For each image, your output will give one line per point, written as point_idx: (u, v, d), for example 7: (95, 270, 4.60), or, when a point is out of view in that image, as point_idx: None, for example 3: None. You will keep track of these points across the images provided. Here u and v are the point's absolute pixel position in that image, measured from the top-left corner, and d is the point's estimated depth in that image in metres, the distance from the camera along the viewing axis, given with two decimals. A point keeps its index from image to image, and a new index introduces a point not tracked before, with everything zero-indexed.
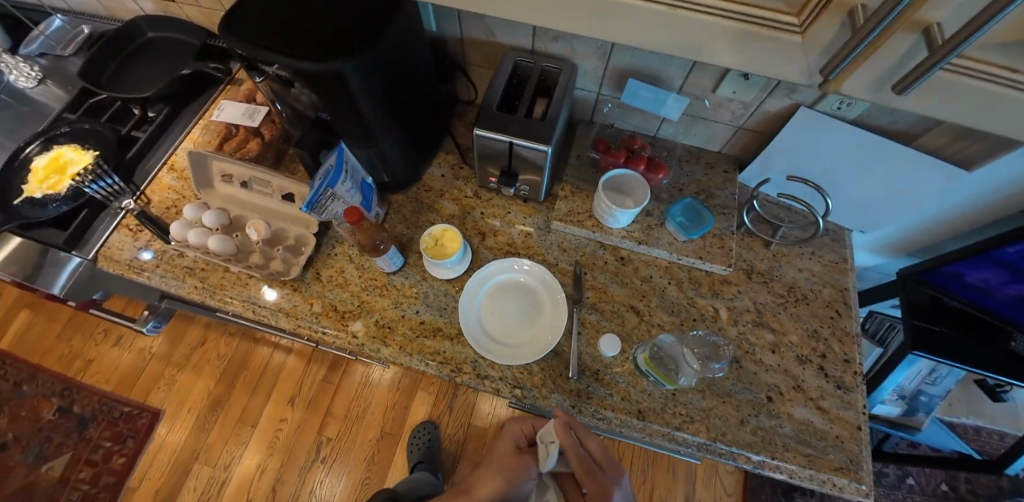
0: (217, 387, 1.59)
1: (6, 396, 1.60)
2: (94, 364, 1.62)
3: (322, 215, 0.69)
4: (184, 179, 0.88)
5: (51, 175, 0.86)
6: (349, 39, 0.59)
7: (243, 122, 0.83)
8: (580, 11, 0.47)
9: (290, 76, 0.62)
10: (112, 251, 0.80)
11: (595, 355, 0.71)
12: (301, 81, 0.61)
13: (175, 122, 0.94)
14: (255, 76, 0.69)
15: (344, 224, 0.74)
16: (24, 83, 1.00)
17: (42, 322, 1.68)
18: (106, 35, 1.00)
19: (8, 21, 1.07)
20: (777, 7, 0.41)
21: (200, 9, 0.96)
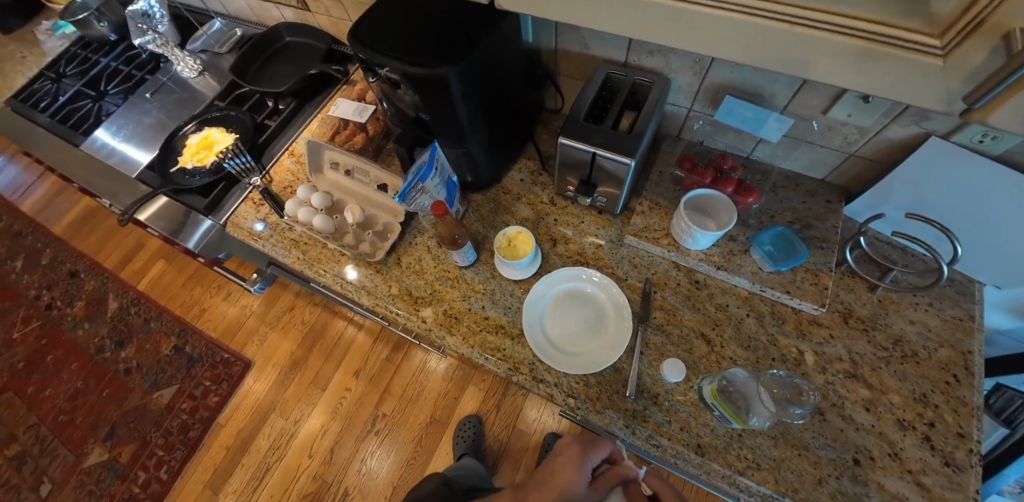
0: (298, 349, 1.78)
1: (137, 329, 1.91)
2: (206, 313, 1.90)
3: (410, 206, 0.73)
4: (300, 164, 1.00)
5: (200, 150, 1.03)
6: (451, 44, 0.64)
7: (354, 118, 0.95)
8: (650, 22, 0.42)
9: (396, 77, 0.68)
10: (238, 220, 0.93)
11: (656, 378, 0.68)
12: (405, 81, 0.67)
13: (298, 115, 1.08)
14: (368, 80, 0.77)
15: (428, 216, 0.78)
16: (190, 73, 1.20)
17: (173, 272, 2.01)
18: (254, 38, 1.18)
19: (180, 21, 1.29)
20: (906, 20, 0.33)
21: (330, 17, 1.10)
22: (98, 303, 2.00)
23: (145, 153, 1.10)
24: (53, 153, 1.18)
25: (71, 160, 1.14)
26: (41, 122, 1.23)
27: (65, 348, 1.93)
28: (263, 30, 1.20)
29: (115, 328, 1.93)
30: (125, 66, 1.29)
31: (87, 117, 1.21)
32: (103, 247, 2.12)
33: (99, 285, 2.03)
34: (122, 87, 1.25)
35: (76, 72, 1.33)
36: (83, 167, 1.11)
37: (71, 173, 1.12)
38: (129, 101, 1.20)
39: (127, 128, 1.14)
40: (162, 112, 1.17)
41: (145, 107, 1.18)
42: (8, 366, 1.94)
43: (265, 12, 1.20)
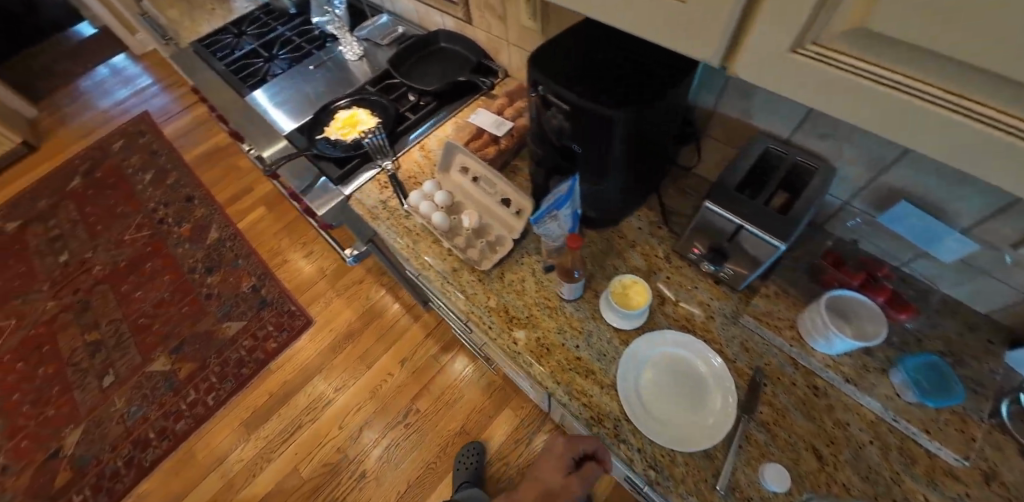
0: (356, 322, 1.85)
1: (225, 262, 2.09)
2: (286, 265, 2.05)
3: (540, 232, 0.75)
4: (428, 159, 1.06)
5: (345, 126, 1.12)
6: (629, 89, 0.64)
7: (491, 130, 0.99)
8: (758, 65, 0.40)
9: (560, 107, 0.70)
10: (362, 196, 1.01)
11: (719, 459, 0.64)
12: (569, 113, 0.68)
13: (435, 113, 1.15)
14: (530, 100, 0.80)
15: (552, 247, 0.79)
16: (351, 56, 1.32)
17: (270, 220, 2.21)
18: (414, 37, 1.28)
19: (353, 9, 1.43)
20: None
21: (488, 34, 1.17)
22: (201, 229, 2.22)
23: (297, 117, 1.21)
24: (218, 95, 1.32)
25: (232, 106, 1.27)
26: (218, 69, 1.39)
27: (163, 260, 2.14)
28: (423, 33, 1.30)
29: (209, 255, 2.12)
30: (296, 37, 1.45)
31: (256, 74, 1.36)
32: (219, 182, 2.37)
33: (207, 214, 2.26)
34: (290, 55, 1.39)
35: (255, 33, 1.51)
36: (241, 115, 1.23)
37: (230, 117, 1.24)
38: (295, 69, 1.34)
39: (287, 92, 1.27)
40: (320, 84, 1.29)
41: (306, 77, 1.31)
42: (113, 262, 2.18)
43: (429, 17, 1.30)
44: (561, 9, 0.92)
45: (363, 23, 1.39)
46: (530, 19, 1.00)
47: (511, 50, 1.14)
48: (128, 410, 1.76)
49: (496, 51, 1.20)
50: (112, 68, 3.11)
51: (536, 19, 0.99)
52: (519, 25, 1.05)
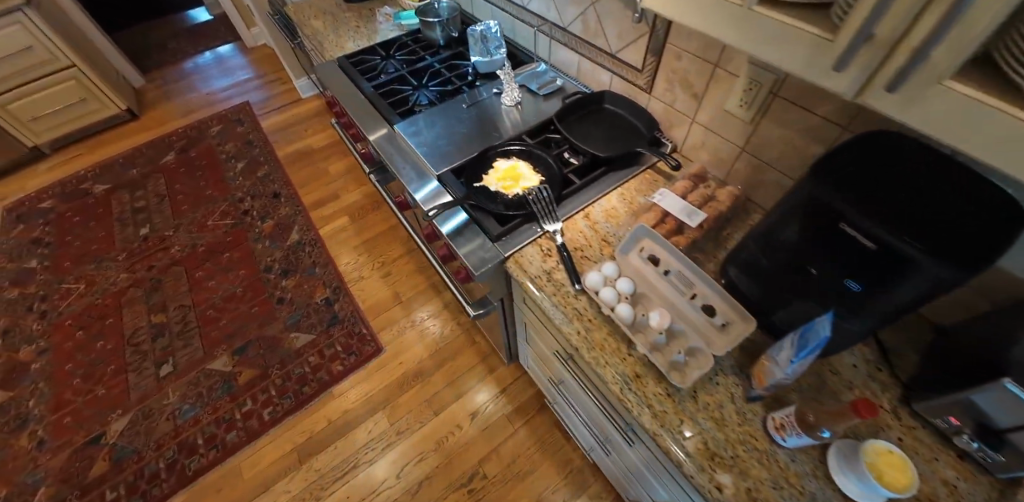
0: (427, 359, 1.75)
1: (301, 268, 2.03)
2: (362, 282, 1.97)
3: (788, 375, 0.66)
4: (595, 231, 0.98)
5: (507, 178, 1.05)
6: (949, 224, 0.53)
7: (683, 218, 0.91)
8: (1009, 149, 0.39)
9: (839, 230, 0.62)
10: (523, 259, 0.93)
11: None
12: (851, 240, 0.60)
13: (600, 181, 1.07)
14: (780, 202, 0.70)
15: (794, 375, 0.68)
16: (508, 102, 1.27)
17: (352, 232, 2.17)
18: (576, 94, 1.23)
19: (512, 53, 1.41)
20: None
21: (668, 105, 1.09)
22: (282, 228, 2.18)
23: (448, 155, 1.15)
24: (366, 119, 1.29)
25: (383, 135, 1.24)
26: (367, 90, 1.37)
27: (240, 252, 2.11)
28: (586, 91, 1.25)
29: (287, 256, 2.07)
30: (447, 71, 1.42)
31: (404, 102, 1.33)
32: (308, 184, 2.35)
33: (291, 214, 2.23)
34: (442, 88, 1.35)
35: (404, 60, 1.50)
36: (393, 147, 1.20)
37: (380, 147, 1.21)
38: (448, 104, 1.29)
39: (440, 128, 1.22)
40: (474, 125, 1.23)
41: (458, 114, 1.26)
42: (191, 245, 2.16)
43: (595, 75, 1.25)
44: (790, 105, 0.85)
45: (519, 70, 1.35)
46: (741, 105, 0.92)
47: (693, 127, 1.06)
48: (180, 407, 1.67)
49: (671, 122, 1.12)
50: (220, 55, 3.24)
51: (748, 108, 0.91)
52: (717, 107, 0.98)
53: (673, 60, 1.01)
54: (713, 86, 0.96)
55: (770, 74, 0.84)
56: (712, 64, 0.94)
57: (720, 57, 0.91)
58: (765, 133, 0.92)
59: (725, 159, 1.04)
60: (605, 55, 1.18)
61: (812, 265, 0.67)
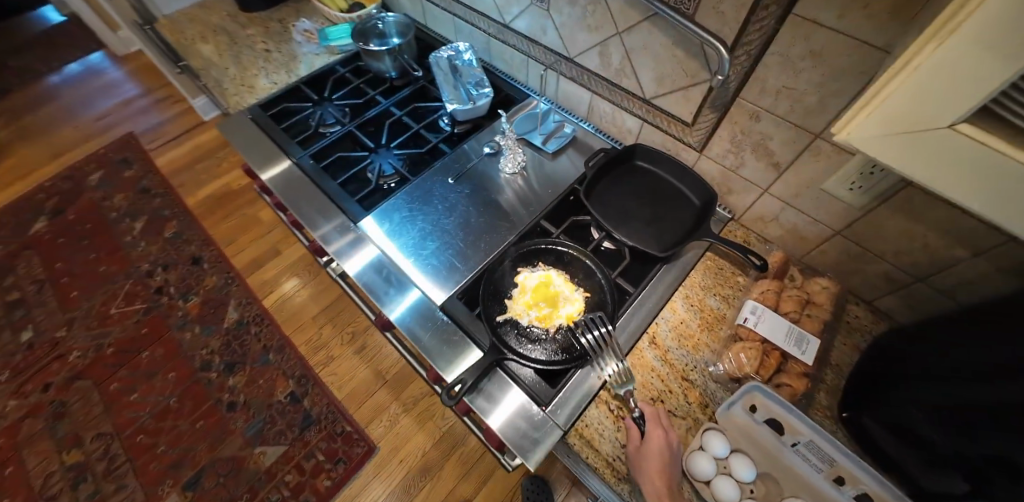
0: (433, 451, 1.39)
1: (253, 357, 1.56)
2: (334, 363, 1.53)
3: None
4: (669, 364, 0.75)
5: (540, 302, 0.77)
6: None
7: (790, 350, 0.69)
8: None
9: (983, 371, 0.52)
10: (591, 432, 0.69)
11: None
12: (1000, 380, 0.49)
13: (658, 282, 0.81)
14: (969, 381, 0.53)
15: None
16: (508, 170, 0.95)
17: (307, 298, 1.67)
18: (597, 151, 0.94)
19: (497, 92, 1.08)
20: None
21: (726, 168, 0.83)
22: (216, 306, 1.69)
23: (445, 269, 0.83)
24: (316, 215, 0.92)
25: (345, 239, 0.88)
26: (305, 164, 0.98)
27: (165, 348, 1.61)
28: (608, 143, 0.96)
29: (227, 344, 1.60)
30: (411, 121, 1.06)
31: (359, 174, 0.99)
32: (236, 239, 1.86)
33: (221, 284, 1.74)
34: (411, 151, 1.00)
35: (346, 106, 1.11)
36: (365, 261, 0.85)
37: (346, 261, 0.86)
38: (425, 179, 0.95)
39: (424, 223, 0.89)
40: (469, 211, 0.90)
41: (445, 194, 0.92)
42: (97, 347, 1.63)
43: (614, 120, 0.95)
44: (932, 199, 0.62)
45: (511, 115, 1.02)
46: (850, 187, 0.69)
47: (763, 198, 0.82)
48: None
49: (728, 188, 0.86)
50: (90, 67, 2.50)
51: (861, 192, 0.68)
52: (808, 182, 0.74)
53: (747, 120, 0.74)
54: (806, 158, 0.72)
55: None
56: (810, 134, 0.69)
57: (825, 128, 0.67)
58: (881, 221, 0.70)
59: (806, 238, 0.81)
60: (635, 99, 0.88)
61: (962, 413, 0.53)
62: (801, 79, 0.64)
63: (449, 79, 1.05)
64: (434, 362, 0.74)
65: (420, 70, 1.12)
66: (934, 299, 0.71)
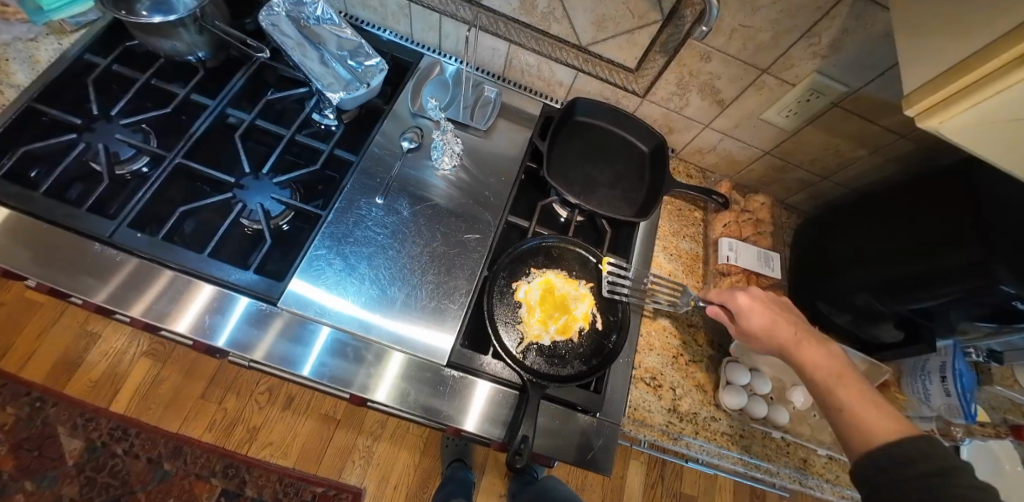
0: (425, 459, 1.32)
1: (141, 479, 1.19)
2: (264, 434, 1.27)
3: (929, 400, 0.71)
4: (675, 319, 0.78)
5: (554, 312, 0.70)
6: (1003, 237, 0.54)
7: (767, 271, 0.80)
8: None
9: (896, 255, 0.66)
10: (641, 413, 0.70)
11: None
12: (909, 260, 0.64)
13: (646, 245, 0.80)
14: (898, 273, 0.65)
15: (922, 391, 0.72)
16: (446, 165, 0.77)
17: (178, 376, 1.28)
18: (537, 123, 0.83)
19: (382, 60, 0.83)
20: None
21: (669, 110, 0.82)
22: (39, 444, 1.17)
23: (428, 316, 0.66)
24: (118, 288, 0.61)
25: (187, 303, 0.62)
26: (129, 241, 0.63)
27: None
28: (542, 106, 0.85)
29: (89, 482, 1.17)
30: (272, 125, 0.76)
31: (235, 231, 0.70)
32: (10, 344, 1.23)
33: (26, 415, 1.19)
34: (301, 172, 0.72)
35: (143, 124, 0.73)
36: (246, 323, 0.62)
37: (208, 334, 0.61)
38: (344, 209, 0.70)
39: (373, 269, 0.67)
40: (421, 233, 0.71)
41: (379, 219, 0.71)
42: None
43: (541, 72, 0.83)
44: (852, 116, 0.71)
45: (416, 90, 0.81)
46: (785, 115, 0.75)
47: (704, 132, 0.85)
48: None
49: (670, 129, 0.87)
50: None
51: (794, 117, 0.75)
52: (749, 114, 0.78)
53: (697, 61, 0.71)
54: (750, 93, 0.74)
55: (841, 86, 0.67)
56: (757, 70, 0.70)
57: (773, 64, 0.68)
58: (807, 138, 0.78)
59: (738, 160, 0.89)
60: (569, 49, 0.77)
61: (885, 291, 0.68)
62: (757, 16, 0.62)
63: (307, 52, 0.73)
64: (378, 397, 0.62)
65: (266, 51, 0.77)
66: (836, 190, 0.86)
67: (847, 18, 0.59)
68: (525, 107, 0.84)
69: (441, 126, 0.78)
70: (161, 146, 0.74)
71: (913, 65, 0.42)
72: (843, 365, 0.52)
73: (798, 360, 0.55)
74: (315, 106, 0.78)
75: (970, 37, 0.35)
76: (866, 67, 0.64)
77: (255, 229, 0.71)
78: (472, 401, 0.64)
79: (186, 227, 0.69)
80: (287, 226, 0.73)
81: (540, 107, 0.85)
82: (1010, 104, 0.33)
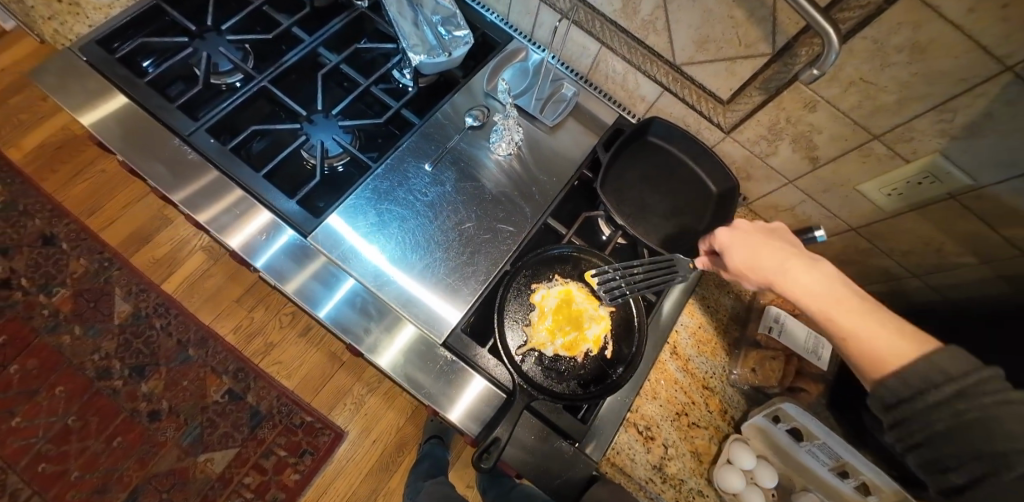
0: (409, 425, 1.34)
1: (166, 356, 1.32)
2: (276, 352, 1.36)
3: None
4: (691, 374, 0.72)
5: (564, 326, 0.66)
6: None
7: (813, 359, 0.70)
8: None
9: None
10: (623, 460, 0.65)
11: (953, 374, 0.33)
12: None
13: (682, 288, 0.75)
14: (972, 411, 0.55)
15: None
16: (501, 150, 0.76)
17: (222, 276, 1.40)
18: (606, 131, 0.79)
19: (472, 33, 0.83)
20: None
21: (751, 153, 0.75)
22: (97, 298, 1.34)
23: (439, 291, 0.65)
24: (192, 191, 0.65)
25: (246, 225, 0.65)
26: (200, 143, 0.68)
27: (38, 358, 1.27)
28: (617, 117, 0.81)
29: (126, 344, 1.32)
30: (353, 72, 0.79)
31: (292, 160, 0.74)
32: (103, 205, 1.41)
33: (96, 270, 1.36)
34: (366, 122, 0.74)
35: (245, 44, 0.78)
36: (287, 256, 0.65)
37: (255, 257, 0.64)
38: (392, 167, 0.71)
39: (402, 231, 0.68)
40: (457, 210, 0.71)
41: (422, 186, 0.71)
42: None
43: (625, 82, 0.79)
44: (971, 215, 0.60)
45: (496, 70, 0.80)
46: (887, 193, 0.66)
47: (785, 188, 0.77)
48: None
49: (747, 174, 0.79)
50: None
51: (897, 198, 0.65)
52: (842, 180, 0.69)
53: (799, 109, 0.64)
54: (852, 157, 0.65)
55: (966, 177, 0.57)
56: (868, 134, 0.61)
57: (888, 131, 0.59)
58: (904, 225, 0.68)
59: (817, 228, 0.80)
60: (662, 64, 0.72)
61: None
62: (885, 74, 0.54)
63: (404, 10, 0.73)
64: (383, 363, 0.62)
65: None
66: (924, 293, 0.74)
67: (998, 99, 0.49)
68: (599, 114, 0.81)
69: (506, 111, 0.76)
70: (255, 68, 0.79)
71: None
72: (838, 288, 0.45)
73: (783, 284, 0.49)
74: (397, 63, 0.80)
75: None
76: (1005, 163, 0.53)
77: (311, 164, 0.73)
78: (458, 388, 0.62)
79: (254, 146, 0.73)
80: (342, 168, 0.75)
81: (615, 116, 0.81)
82: None
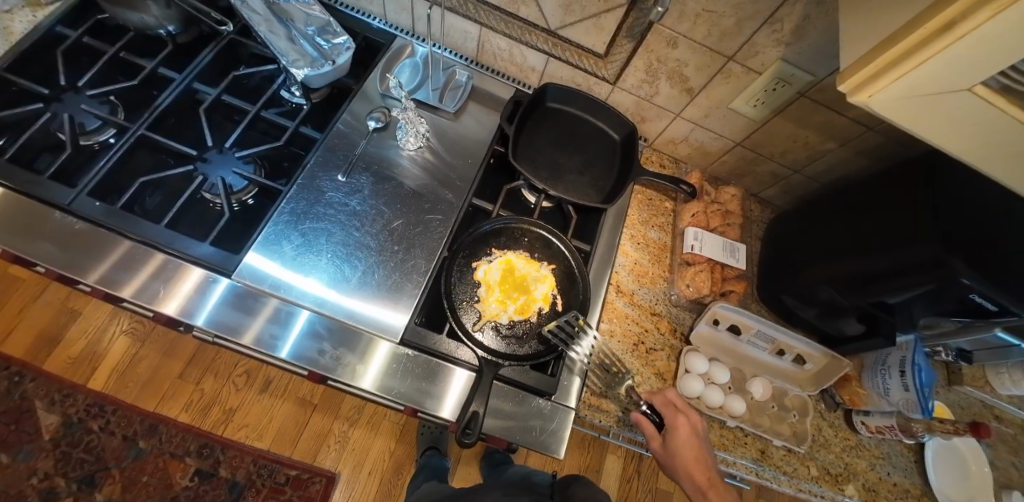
0: (400, 447, 1.33)
1: (115, 456, 1.21)
2: (239, 415, 1.28)
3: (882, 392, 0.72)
4: (638, 307, 0.78)
5: (512, 293, 0.70)
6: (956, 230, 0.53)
7: (730, 261, 0.80)
8: None
9: (852, 250, 0.66)
10: (597, 399, 0.70)
11: None
12: (870, 254, 0.63)
13: (612, 230, 0.80)
14: (852, 266, 0.65)
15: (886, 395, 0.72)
16: (410, 145, 0.77)
17: (155, 355, 1.29)
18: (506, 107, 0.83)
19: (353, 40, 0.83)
20: None
21: (638, 97, 0.82)
22: (14, 419, 1.18)
23: (382, 294, 0.66)
24: (93, 262, 0.61)
25: (168, 281, 0.62)
26: (88, 209, 0.63)
27: None
28: (513, 91, 0.85)
29: (65, 457, 1.18)
30: (238, 102, 0.76)
31: (197, 204, 0.70)
32: None
33: (4, 389, 1.20)
34: (264, 148, 0.72)
35: (110, 96, 0.73)
36: (217, 301, 0.62)
37: (183, 311, 0.60)
38: (305, 185, 0.70)
39: (331, 245, 0.67)
40: (382, 212, 0.71)
41: (338, 197, 0.71)
42: None
43: (512, 57, 0.83)
44: (819, 106, 0.70)
45: (386, 70, 0.81)
46: (754, 104, 0.75)
47: (675, 122, 0.85)
48: None
49: (641, 117, 0.86)
50: None
51: (762, 107, 0.75)
52: (718, 103, 0.78)
53: (664, 47, 0.71)
54: (717, 81, 0.74)
55: (807, 74, 0.67)
56: (723, 57, 0.70)
57: (738, 51, 0.68)
58: (774, 130, 0.78)
59: (710, 151, 0.89)
60: (539, 33, 0.77)
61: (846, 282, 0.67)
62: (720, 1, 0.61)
63: (274, 28, 0.71)
64: (358, 383, 0.62)
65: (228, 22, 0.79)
66: (808, 184, 0.86)
67: (809, 3, 0.58)
68: (496, 92, 0.85)
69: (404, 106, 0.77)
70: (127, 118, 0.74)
71: (851, 42, 0.42)
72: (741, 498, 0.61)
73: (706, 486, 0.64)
74: (282, 84, 0.78)
75: (900, 15, 0.35)
76: (831, 55, 0.63)
77: (217, 204, 0.71)
78: (427, 378, 0.63)
79: (148, 200, 0.69)
80: (252, 201, 0.73)
81: (511, 91, 0.85)
82: (935, 76, 0.33)
